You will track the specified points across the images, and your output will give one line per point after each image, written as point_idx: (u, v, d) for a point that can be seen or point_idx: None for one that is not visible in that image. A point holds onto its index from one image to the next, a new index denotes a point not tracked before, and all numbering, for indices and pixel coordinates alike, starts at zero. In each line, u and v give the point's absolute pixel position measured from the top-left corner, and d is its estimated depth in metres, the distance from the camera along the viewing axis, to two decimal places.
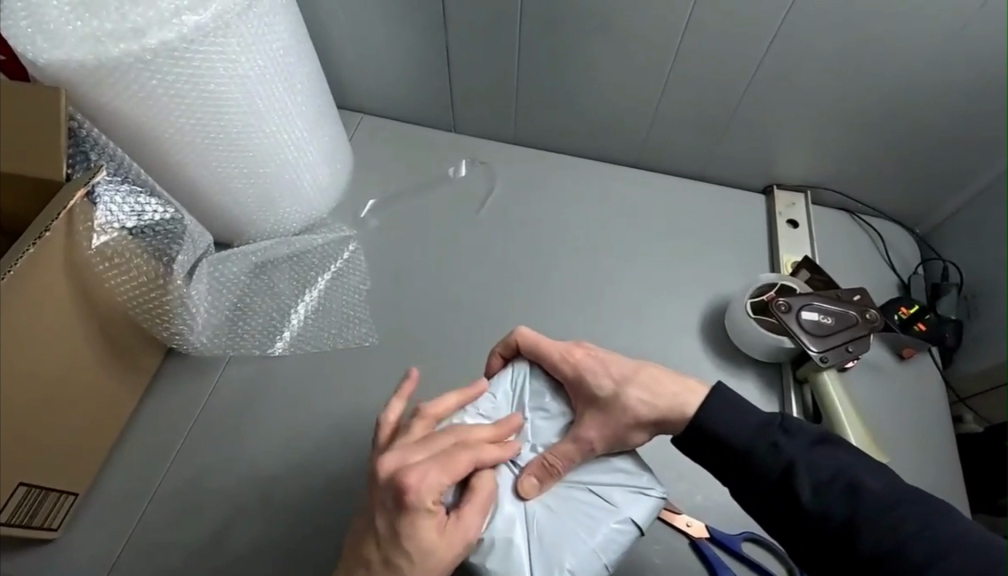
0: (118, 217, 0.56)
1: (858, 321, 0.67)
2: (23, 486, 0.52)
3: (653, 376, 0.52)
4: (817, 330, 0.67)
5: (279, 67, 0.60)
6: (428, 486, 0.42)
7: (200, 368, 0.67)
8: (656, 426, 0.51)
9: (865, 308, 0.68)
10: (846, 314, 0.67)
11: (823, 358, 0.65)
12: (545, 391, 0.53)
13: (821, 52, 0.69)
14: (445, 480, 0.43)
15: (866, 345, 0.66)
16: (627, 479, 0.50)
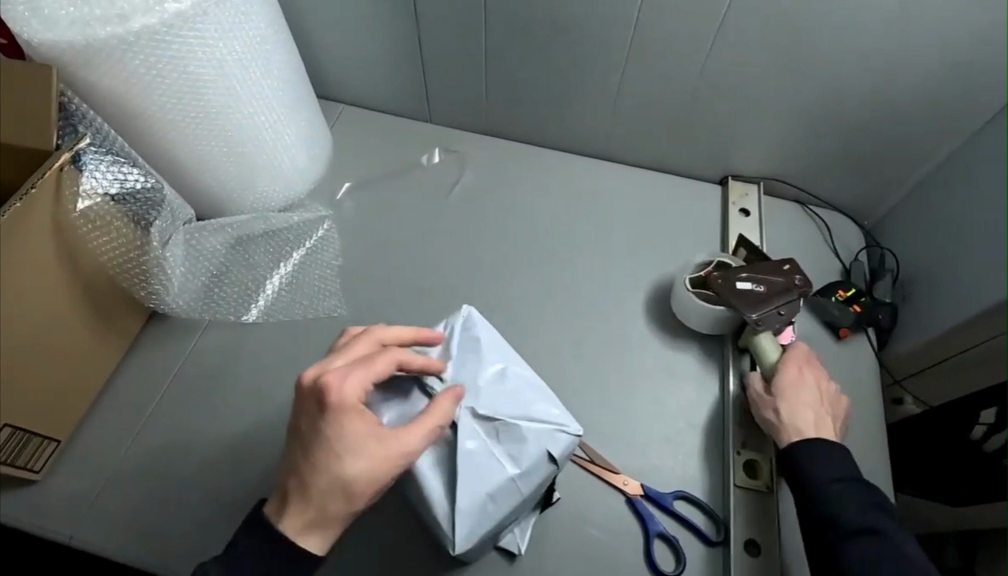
0: (102, 184, 0.61)
1: (789, 287, 0.70)
2: (9, 427, 0.58)
3: (804, 405, 0.63)
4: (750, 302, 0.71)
5: (255, 54, 0.65)
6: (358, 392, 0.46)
7: (178, 332, 0.73)
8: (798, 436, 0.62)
9: (795, 274, 0.71)
10: (777, 281, 0.70)
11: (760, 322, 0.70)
12: (482, 339, 0.52)
13: (762, 50, 0.73)
14: (368, 380, 0.46)
15: (798, 307, 0.69)
16: (549, 412, 0.50)
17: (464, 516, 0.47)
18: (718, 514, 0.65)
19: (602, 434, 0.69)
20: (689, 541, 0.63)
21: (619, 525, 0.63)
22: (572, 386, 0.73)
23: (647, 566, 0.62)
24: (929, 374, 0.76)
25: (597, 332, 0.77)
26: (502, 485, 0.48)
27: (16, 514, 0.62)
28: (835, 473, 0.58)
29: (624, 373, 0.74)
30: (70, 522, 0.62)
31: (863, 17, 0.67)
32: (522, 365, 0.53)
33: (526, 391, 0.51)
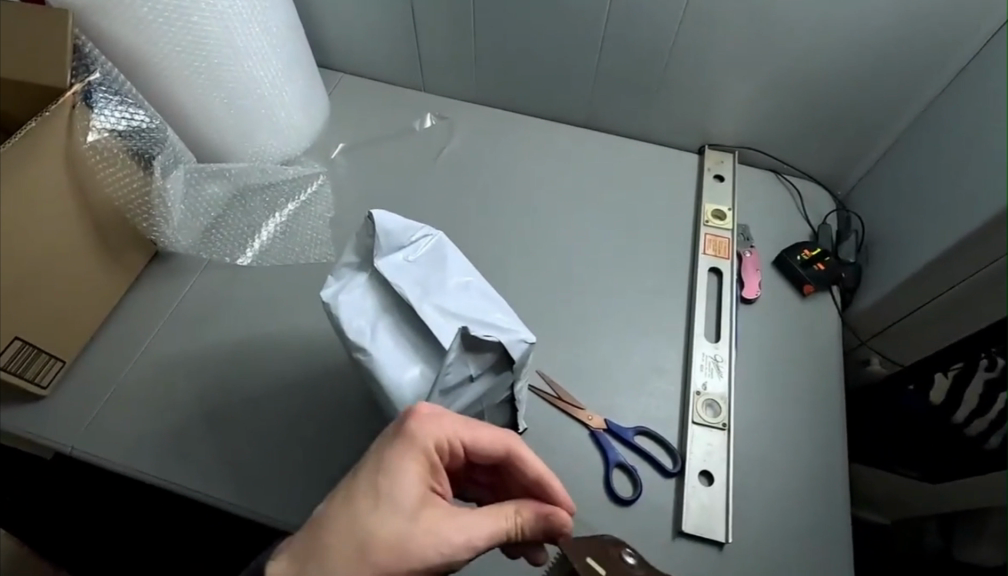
0: (109, 121, 0.66)
1: None
2: (20, 340, 0.63)
3: None
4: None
5: (255, 10, 0.70)
6: (437, 434, 0.48)
7: (179, 269, 0.78)
8: None
9: None
10: None
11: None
12: (447, 252, 0.56)
13: (733, 22, 0.77)
14: (461, 428, 0.49)
15: None
16: (506, 320, 0.54)
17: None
18: (675, 449, 0.69)
19: (571, 377, 0.73)
20: (647, 472, 0.68)
21: (581, 455, 0.68)
22: (544, 334, 0.77)
23: (605, 492, 0.66)
24: (889, 333, 0.78)
25: (572, 286, 0.81)
26: (460, 382, 0.51)
27: (25, 424, 0.67)
28: None
29: (595, 324, 0.78)
30: (73, 435, 0.67)
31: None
32: (481, 280, 0.57)
33: (485, 301, 0.55)
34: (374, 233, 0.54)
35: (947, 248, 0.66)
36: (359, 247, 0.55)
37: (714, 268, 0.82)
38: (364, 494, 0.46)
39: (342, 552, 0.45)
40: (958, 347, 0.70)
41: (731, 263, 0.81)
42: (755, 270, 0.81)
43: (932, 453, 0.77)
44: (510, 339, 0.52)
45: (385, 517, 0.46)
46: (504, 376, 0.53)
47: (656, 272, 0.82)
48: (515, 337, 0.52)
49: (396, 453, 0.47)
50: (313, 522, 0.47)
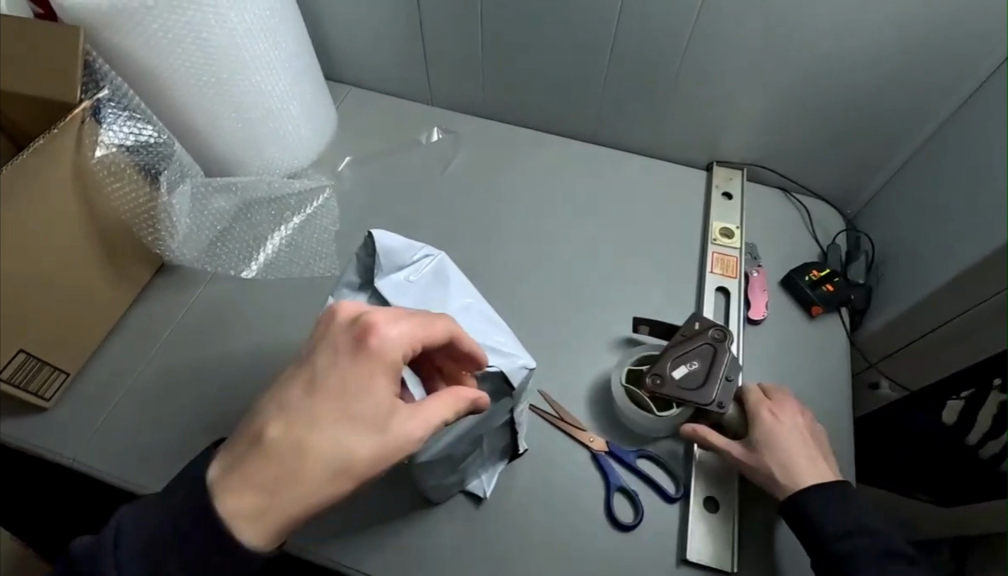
0: (117, 136, 0.67)
1: (714, 348, 0.69)
2: (23, 352, 0.63)
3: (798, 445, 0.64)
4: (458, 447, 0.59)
5: (263, 26, 0.71)
6: (393, 334, 0.48)
7: (184, 280, 0.78)
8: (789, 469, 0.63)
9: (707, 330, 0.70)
10: (701, 348, 0.69)
11: (718, 335, 0.70)
12: (449, 273, 0.57)
13: (741, 41, 0.77)
14: (414, 334, 0.49)
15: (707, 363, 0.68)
16: (508, 345, 0.57)
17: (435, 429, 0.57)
18: (679, 473, 0.68)
19: (575, 396, 0.73)
20: (649, 496, 0.67)
21: (583, 477, 0.67)
22: (548, 352, 0.76)
23: (605, 516, 0.65)
24: (898, 357, 0.77)
25: (577, 303, 0.80)
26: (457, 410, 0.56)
27: (28, 436, 0.68)
28: (846, 528, 0.60)
29: (601, 343, 0.77)
30: (76, 446, 0.68)
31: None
32: (482, 302, 0.58)
33: (488, 325, 0.58)
34: (374, 252, 0.54)
35: (956, 273, 0.65)
36: (360, 267, 0.56)
37: (721, 287, 0.81)
38: (297, 392, 0.47)
39: (278, 463, 0.45)
40: (973, 369, 0.68)
41: (738, 282, 0.80)
42: (762, 290, 0.80)
43: (949, 467, 0.75)
44: (512, 364, 0.56)
45: (325, 403, 0.46)
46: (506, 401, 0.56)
47: (661, 287, 0.82)
48: (517, 364, 0.56)
49: (348, 362, 0.47)
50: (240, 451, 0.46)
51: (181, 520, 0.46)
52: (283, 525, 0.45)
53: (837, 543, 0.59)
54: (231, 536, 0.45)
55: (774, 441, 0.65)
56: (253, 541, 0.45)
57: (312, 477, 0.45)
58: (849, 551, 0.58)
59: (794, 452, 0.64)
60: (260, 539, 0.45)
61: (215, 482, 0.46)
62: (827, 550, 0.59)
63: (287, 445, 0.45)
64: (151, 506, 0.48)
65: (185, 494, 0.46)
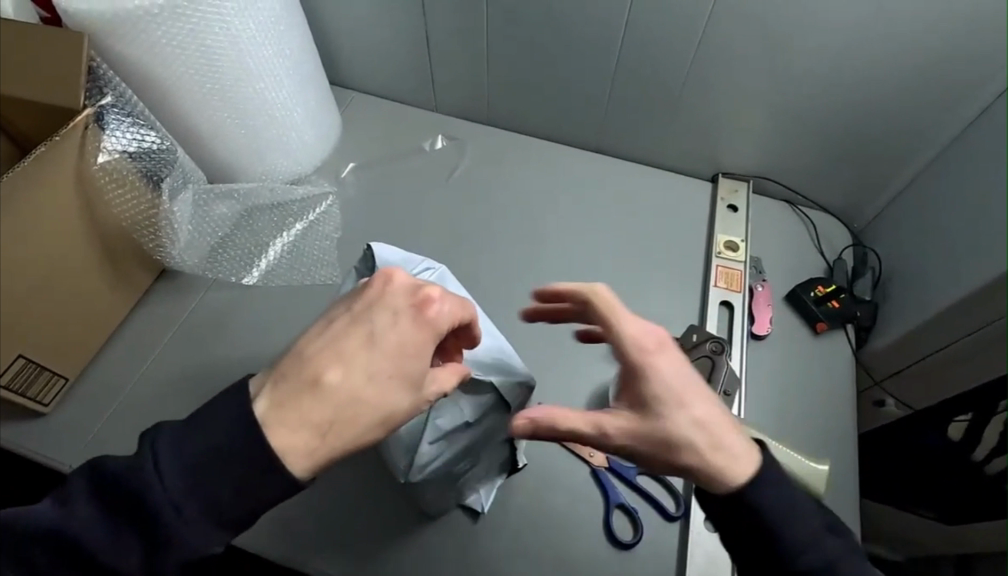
0: (120, 143, 0.66)
1: (713, 359, 0.67)
2: (23, 358, 0.63)
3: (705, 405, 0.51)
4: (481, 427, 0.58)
5: (268, 33, 0.71)
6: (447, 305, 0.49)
7: (186, 286, 0.78)
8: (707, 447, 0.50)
9: (706, 340, 0.68)
10: (700, 361, 0.68)
11: (716, 348, 0.68)
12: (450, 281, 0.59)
13: (750, 53, 0.76)
14: (460, 311, 0.51)
15: (707, 372, 0.67)
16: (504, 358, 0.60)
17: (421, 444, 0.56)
18: (680, 491, 0.66)
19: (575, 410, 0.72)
20: (649, 514, 0.65)
21: (582, 494, 0.65)
22: (548, 365, 0.75)
23: (605, 535, 0.64)
24: (905, 376, 0.76)
25: None
26: (456, 426, 0.57)
27: (26, 441, 0.68)
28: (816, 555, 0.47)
29: (602, 357, 0.76)
30: (75, 452, 0.67)
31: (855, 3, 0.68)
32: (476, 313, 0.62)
33: (483, 335, 0.62)
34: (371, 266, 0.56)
35: (966, 292, 0.63)
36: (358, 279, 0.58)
37: (726, 300, 0.79)
38: (352, 344, 0.46)
39: (331, 404, 0.44)
40: (974, 393, 0.67)
41: (743, 296, 0.79)
42: (767, 305, 0.79)
43: (950, 484, 0.74)
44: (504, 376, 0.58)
45: (377, 357, 0.46)
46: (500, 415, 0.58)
47: (665, 301, 0.81)
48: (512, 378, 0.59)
49: (402, 323, 0.47)
50: (279, 380, 0.45)
51: (232, 440, 0.43)
52: (326, 462, 0.45)
53: (803, 560, 0.47)
54: (281, 465, 0.43)
55: (678, 416, 0.49)
56: (303, 470, 0.44)
57: (360, 424, 0.45)
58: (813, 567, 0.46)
59: (703, 425, 0.49)
60: (304, 470, 0.44)
61: (262, 414, 0.44)
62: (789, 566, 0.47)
63: (342, 390, 0.45)
64: (188, 431, 0.44)
65: (232, 418, 0.44)
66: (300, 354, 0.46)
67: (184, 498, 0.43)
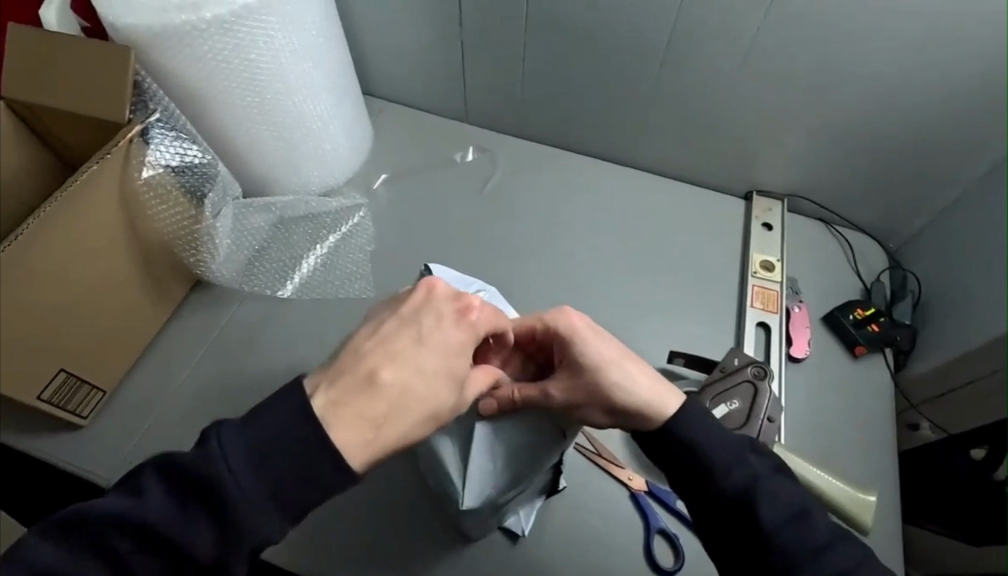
0: (164, 157, 0.67)
1: (754, 385, 0.67)
2: (64, 372, 0.63)
3: (629, 369, 0.54)
4: (520, 433, 0.58)
5: (309, 47, 0.70)
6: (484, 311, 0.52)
7: (221, 298, 0.78)
8: (618, 413, 0.54)
9: (747, 364, 0.68)
10: (741, 386, 0.67)
11: (758, 373, 0.67)
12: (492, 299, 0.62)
13: (794, 71, 0.75)
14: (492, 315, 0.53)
15: (749, 398, 0.66)
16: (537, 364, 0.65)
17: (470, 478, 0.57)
18: None
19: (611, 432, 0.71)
20: (689, 541, 0.64)
21: (621, 518, 0.65)
22: None
23: (645, 560, 0.63)
24: (946, 400, 0.74)
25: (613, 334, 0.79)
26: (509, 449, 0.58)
27: (63, 454, 0.67)
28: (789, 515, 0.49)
29: None
30: (111, 466, 0.67)
31: (906, 26, 0.66)
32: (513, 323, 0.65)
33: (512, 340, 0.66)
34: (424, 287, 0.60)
35: None
36: None
37: (762, 321, 0.79)
38: (402, 342, 0.46)
39: (386, 399, 0.44)
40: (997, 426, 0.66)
41: (780, 318, 0.78)
42: (804, 327, 0.78)
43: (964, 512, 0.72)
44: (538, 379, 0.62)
45: (427, 357, 0.47)
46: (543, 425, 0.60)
47: (701, 320, 0.80)
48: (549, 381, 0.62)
49: (449, 323, 0.49)
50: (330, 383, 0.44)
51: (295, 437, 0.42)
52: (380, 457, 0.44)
53: (730, 479, 0.50)
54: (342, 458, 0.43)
55: (609, 373, 0.53)
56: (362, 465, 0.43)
57: (410, 418, 0.45)
58: (739, 484, 0.49)
59: (635, 381, 0.53)
60: (359, 460, 0.43)
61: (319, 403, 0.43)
62: (718, 488, 0.50)
63: (396, 386, 0.45)
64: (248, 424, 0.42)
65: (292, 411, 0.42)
66: (355, 352, 0.46)
67: (254, 482, 0.41)
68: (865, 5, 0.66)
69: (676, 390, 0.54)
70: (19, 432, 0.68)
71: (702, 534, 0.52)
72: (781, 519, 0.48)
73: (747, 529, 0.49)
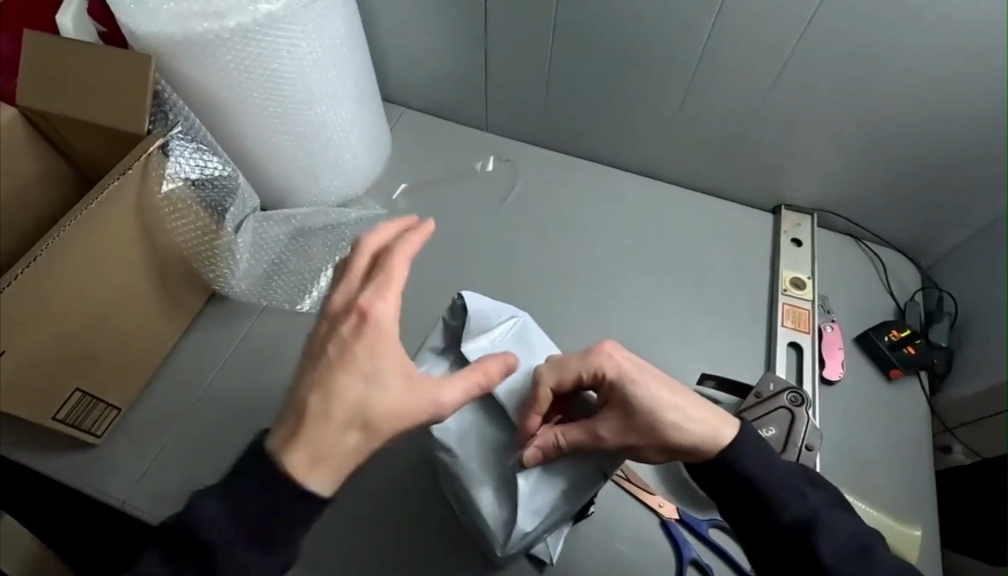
0: (184, 169, 0.64)
1: (790, 410, 0.65)
2: (79, 392, 0.61)
3: (688, 403, 0.53)
4: (560, 481, 0.54)
5: (332, 56, 0.68)
6: (385, 305, 0.45)
7: (238, 312, 0.76)
8: (672, 451, 0.53)
9: (784, 390, 0.66)
10: (777, 412, 0.65)
11: (795, 399, 0.65)
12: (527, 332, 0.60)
13: (831, 84, 0.73)
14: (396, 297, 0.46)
15: (786, 424, 0.65)
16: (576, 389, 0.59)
17: (517, 523, 0.54)
18: None
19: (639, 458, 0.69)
20: (722, 572, 0.62)
21: (652, 547, 0.63)
22: None
23: None
24: (984, 425, 0.72)
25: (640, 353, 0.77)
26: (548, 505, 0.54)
27: (75, 474, 0.65)
28: (847, 546, 0.49)
29: None
30: (125, 487, 0.65)
31: (953, 39, 0.64)
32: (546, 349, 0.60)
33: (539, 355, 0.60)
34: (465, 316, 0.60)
35: None
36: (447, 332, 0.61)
37: (794, 342, 0.77)
38: (333, 384, 0.44)
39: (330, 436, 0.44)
40: None
41: (812, 338, 0.76)
42: (837, 348, 0.76)
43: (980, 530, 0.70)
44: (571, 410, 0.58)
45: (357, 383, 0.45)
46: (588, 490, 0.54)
47: (730, 340, 0.78)
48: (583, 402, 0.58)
49: (356, 340, 0.45)
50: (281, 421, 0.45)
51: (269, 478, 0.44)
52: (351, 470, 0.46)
53: (787, 513, 0.50)
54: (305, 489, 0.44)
55: (666, 412, 0.52)
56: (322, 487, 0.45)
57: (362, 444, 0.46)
58: (796, 518, 0.50)
59: (692, 418, 0.52)
60: (329, 488, 0.45)
61: (277, 451, 0.44)
62: (775, 520, 0.50)
63: (334, 416, 0.44)
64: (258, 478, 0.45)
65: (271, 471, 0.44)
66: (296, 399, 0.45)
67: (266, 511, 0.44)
68: (899, 12, 0.64)
69: (731, 417, 0.54)
70: (32, 451, 0.66)
71: (755, 565, 0.52)
72: (840, 552, 0.49)
73: (803, 562, 0.49)
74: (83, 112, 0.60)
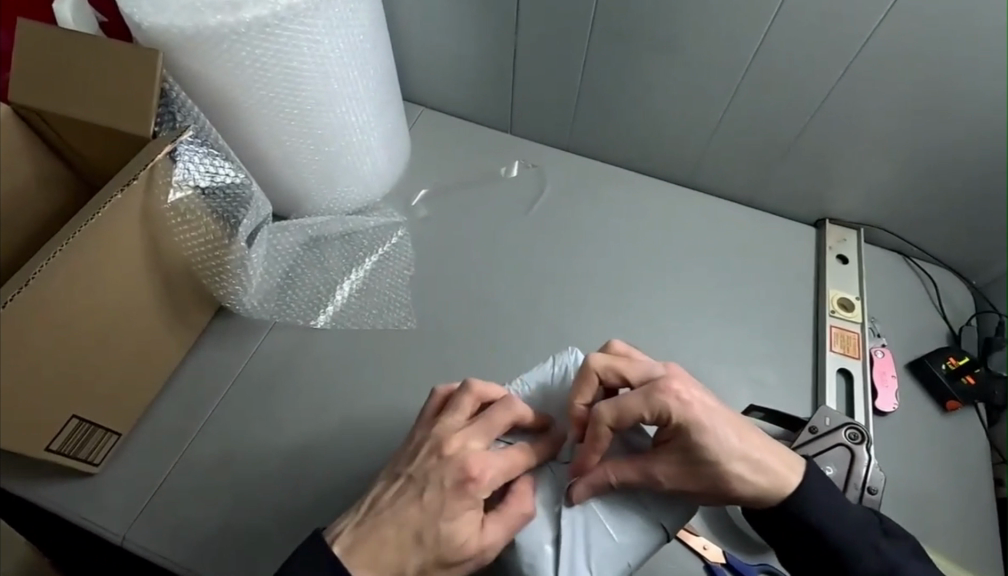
0: (193, 175, 0.60)
1: (850, 448, 0.62)
2: (76, 419, 0.56)
3: (755, 450, 0.49)
4: (611, 520, 0.49)
5: (356, 54, 0.63)
6: (490, 473, 0.46)
7: (247, 328, 0.71)
8: (726, 495, 0.50)
9: (846, 426, 0.63)
10: (838, 450, 0.62)
11: (854, 436, 0.63)
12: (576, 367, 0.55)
13: (890, 90, 0.68)
14: (503, 470, 0.47)
15: (846, 463, 0.62)
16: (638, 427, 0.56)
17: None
18: None
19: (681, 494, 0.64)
20: None
21: None
22: None
23: None
24: None
25: None
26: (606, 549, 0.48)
27: (69, 506, 0.60)
28: None
29: None
30: (124, 520, 0.60)
31: None
32: None
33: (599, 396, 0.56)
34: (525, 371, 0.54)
35: None
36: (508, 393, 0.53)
37: (843, 368, 0.72)
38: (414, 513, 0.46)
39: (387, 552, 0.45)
40: None
41: (863, 364, 0.72)
42: (889, 376, 0.71)
43: None
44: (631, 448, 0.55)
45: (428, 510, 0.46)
46: (648, 539, 0.49)
47: (775, 365, 0.73)
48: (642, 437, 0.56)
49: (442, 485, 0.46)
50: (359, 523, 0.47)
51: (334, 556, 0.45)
52: None
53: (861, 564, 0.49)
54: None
55: (732, 462, 0.48)
56: None
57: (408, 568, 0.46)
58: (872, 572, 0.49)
59: (760, 467, 0.49)
60: None
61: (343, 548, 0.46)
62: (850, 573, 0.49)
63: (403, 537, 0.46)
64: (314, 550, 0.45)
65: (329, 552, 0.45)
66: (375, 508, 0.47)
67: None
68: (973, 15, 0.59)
69: (797, 461, 0.51)
70: (24, 481, 0.61)
71: None
72: None
73: None
74: (79, 109, 0.54)
